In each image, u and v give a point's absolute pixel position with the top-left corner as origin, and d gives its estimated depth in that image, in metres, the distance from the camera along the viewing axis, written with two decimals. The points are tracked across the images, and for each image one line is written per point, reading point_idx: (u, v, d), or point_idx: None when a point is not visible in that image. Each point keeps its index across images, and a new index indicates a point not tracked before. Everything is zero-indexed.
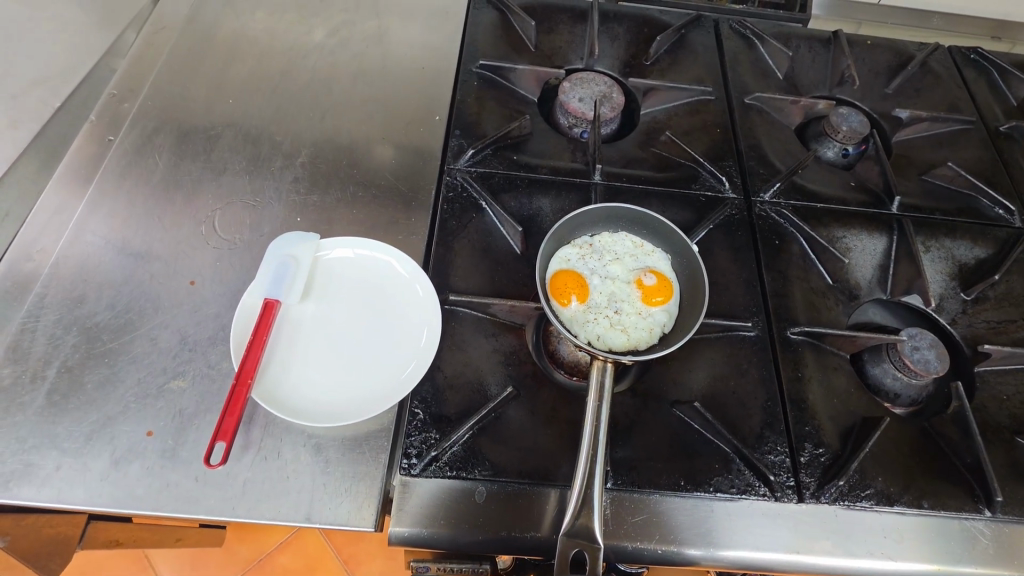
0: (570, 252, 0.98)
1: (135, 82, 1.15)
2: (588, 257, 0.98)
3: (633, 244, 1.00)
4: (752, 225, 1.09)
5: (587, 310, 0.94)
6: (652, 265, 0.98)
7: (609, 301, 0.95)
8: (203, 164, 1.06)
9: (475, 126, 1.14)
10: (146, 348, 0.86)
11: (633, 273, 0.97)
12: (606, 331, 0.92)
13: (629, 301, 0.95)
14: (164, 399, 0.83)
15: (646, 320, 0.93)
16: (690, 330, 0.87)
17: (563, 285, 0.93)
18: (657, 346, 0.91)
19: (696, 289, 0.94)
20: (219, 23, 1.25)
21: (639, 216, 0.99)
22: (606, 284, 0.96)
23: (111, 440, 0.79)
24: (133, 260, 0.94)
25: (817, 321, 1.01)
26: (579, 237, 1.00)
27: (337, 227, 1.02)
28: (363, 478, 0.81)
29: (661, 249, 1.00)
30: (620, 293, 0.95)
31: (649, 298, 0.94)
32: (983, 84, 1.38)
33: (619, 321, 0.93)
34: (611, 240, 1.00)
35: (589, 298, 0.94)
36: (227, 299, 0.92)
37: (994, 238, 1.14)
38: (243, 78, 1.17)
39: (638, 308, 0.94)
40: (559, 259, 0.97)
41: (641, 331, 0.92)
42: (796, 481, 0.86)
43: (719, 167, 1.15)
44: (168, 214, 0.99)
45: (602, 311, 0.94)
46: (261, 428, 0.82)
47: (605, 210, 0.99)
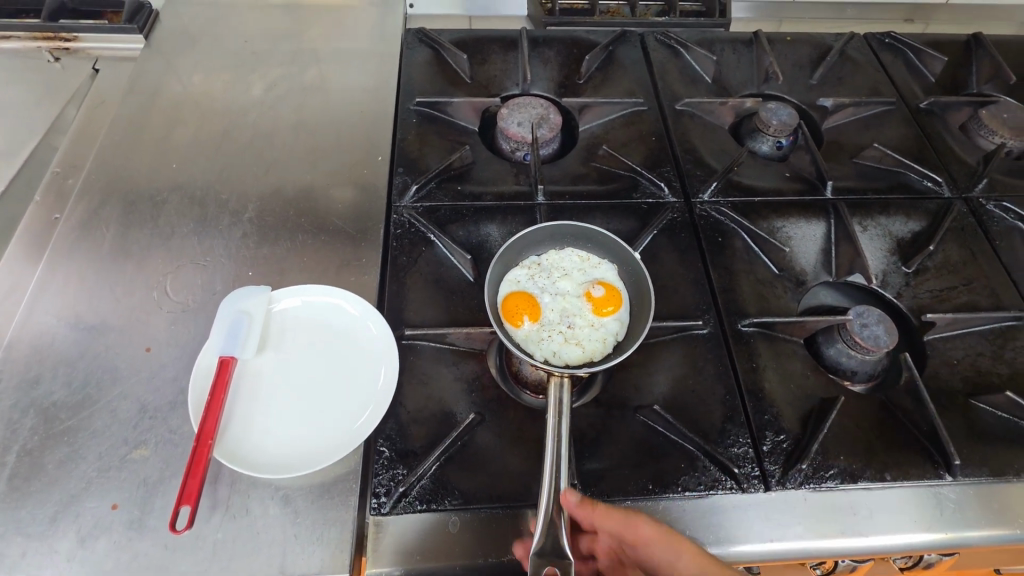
0: (518, 274, 1.01)
1: (80, 159, 1.17)
2: (537, 277, 1.01)
3: (579, 259, 1.03)
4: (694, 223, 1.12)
5: (541, 327, 0.96)
6: (600, 277, 1.01)
7: (562, 317, 0.97)
8: (151, 231, 1.07)
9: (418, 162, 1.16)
10: (107, 421, 0.86)
11: (583, 287, 0.99)
12: (562, 346, 0.94)
13: (581, 314, 0.97)
14: (127, 470, 0.83)
15: (599, 333, 0.96)
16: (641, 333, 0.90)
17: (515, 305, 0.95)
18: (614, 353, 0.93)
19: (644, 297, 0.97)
20: (158, 90, 1.27)
21: (581, 230, 1.03)
22: (557, 300, 0.99)
23: (76, 519, 0.79)
24: (88, 334, 0.94)
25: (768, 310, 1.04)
26: (528, 257, 1.03)
27: (290, 276, 1.03)
28: (335, 522, 0.82)
29: (606, 261, 1.03)
30: (571, 307, 0.98)
31: (600, 309, 0.97)
32: (901, 65, 1.44)
33: (573, 335, 0.95)
34: (558, 258, 1.03)
35: (542, 316, 0.97)
36: (184, 361, 0.92)
37: (926, 210, 1.18)
38: (187, 141, 1.19)
39: (591, 320, 0.97)
40: (508, 282, 1.00)
41: (595, 343, 0.94)
42: (761, 470, 0.88)
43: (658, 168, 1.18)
44: (119, 282, 1.00)
45: (557, 328, 0.96)
46: (227, 486, 0.82)
47: (548, 229, 1.02)
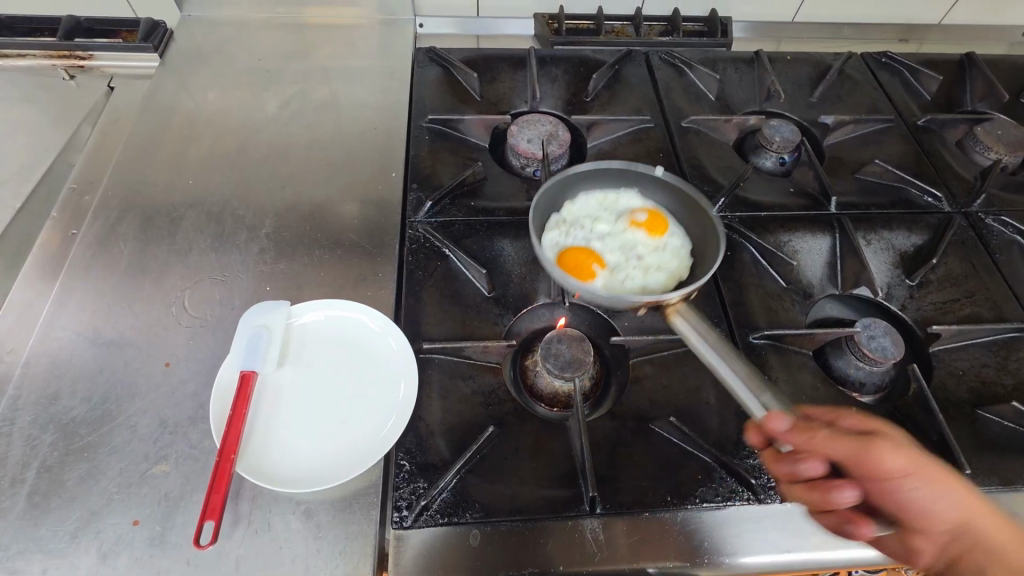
0: (557, 233, 1.02)
1: (96, 175, 1.18)
2: (573, 232, 1.02)
3: (598, 200, 1.07)
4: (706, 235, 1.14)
5: (614, 271, 0.99)
6: (627, 205, 1.06)
7: (630, 253, 1.01)
8: (168, 247, 1.08)
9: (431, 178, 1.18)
10: (127, 436, 0.87)
11: (623, 220, 1.03)
12: (647, 276, 0.99)
13: (637, 243, 1.02)
14: (148, 485, 0.83)
15: (665, 250, 1.02)
16: (715, 241, 0.97)
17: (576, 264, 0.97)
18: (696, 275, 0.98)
19: (684, 204, 1.05)
20: (172, 108, 1.29)
21: (593, 171, 1.06)
22: (614, 240, 1.02)
23: (97, 535, 0.79)
24: (107, 349, 0.95)
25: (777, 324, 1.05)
26: (549, 219, 1.03)
27: (307, 291, 1.05)
28: (356, 537, 0.82)
29: (621, 187, 1.08)
30: (625, 240, 1.02)
31: (654, 230, 1.02)
32: (898, 84, 1.47)
33: (651, 265, 1.00)
34: (580, 206, 1.05)
35: (607, 262, 1.00)
36: (203, 377, 0.93)
37: (927, 224, 1.21)
38: (202, 158, 1.21)
39: (657, 245, 1.02)
40: (552, 244, 1.01)
41: (670, 261, 1.01)
42: (776, 481, 0.89)
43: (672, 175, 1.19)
44: (138, 298, 1.01)
45: (630, 266, 0.99)
46: (249, 501, 0.83)
47: (561, 181, 1.04)
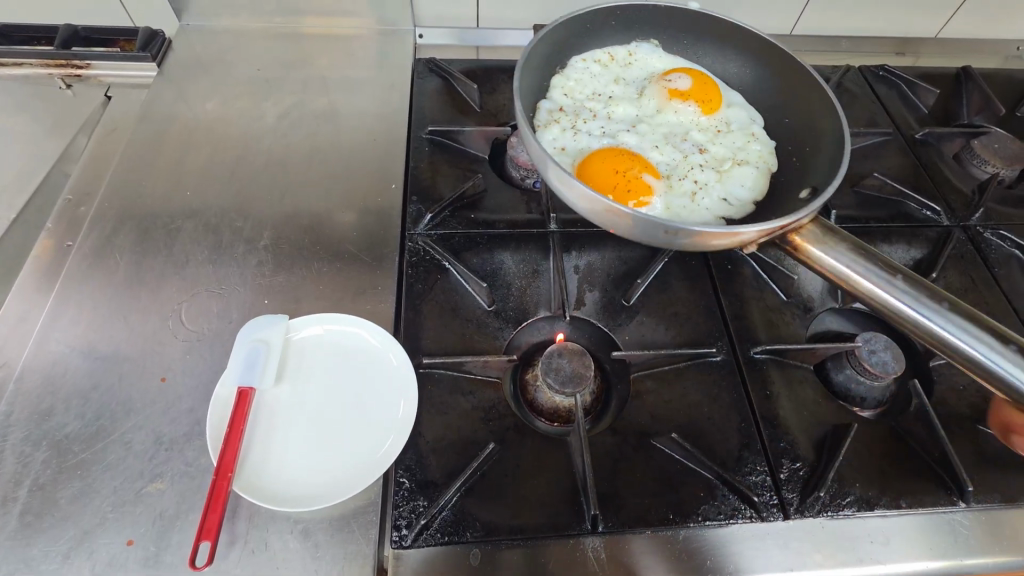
0: (575, 141, 1.01)
1: (92, 185, 1.17)
2: (581, 123, 1.03)
3: (601, 63, 1.08)
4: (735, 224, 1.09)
5: (671, 175, 1.01)
6: (644, 70, 1.10)
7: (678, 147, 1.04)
8: (165, 258, 1.06)
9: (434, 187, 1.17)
10: (121, 453, 0.85)
11: (659, 96, 1.05)
12: (722, 173, 1.00)
13: (672, 117, 1.06)
14: (143, 504, 0.82)
15: (721, 125, 1.05)
16: (834, 144, 0.87)
17: (611, 179, 0.92)
18: (812, 182, 0.89)
19: (716, 37, 1.06)
20: (170, 117, 1.28)
21: (587, 64, 1.07)
22: (656, 143, 1.04)
23: (90, 556, 0.78)
24: (101, 363, 0.93)
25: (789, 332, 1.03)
26: (551, 116, 1.01)
27: (306, 304, 1.04)
28: (354, 557, 0.81)
29: (632, 43, 1.10)
30: (672, 127, 1.06)
31: (695, 102, 1.04)
32: (895, 98, 1.48)
33: (710, 156, 1.03)
34: (592, 106, 1.05)
35: (659, 168, 1.01)
36: (200, 392, 0.92)
37: (926, 238, 1.21)
38: (200, 168, 1.20)
39: (703, 137, 1.05)
40: (570, 148, 1.00)
41: (739, 136, 1.04)
42: (779, 498, 0.89)
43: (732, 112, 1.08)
44: (133, 311, 1.00)
45: (692, 164, 1.02)
46: (245, 520, 0.82)
47: (561, 79, 1.04)
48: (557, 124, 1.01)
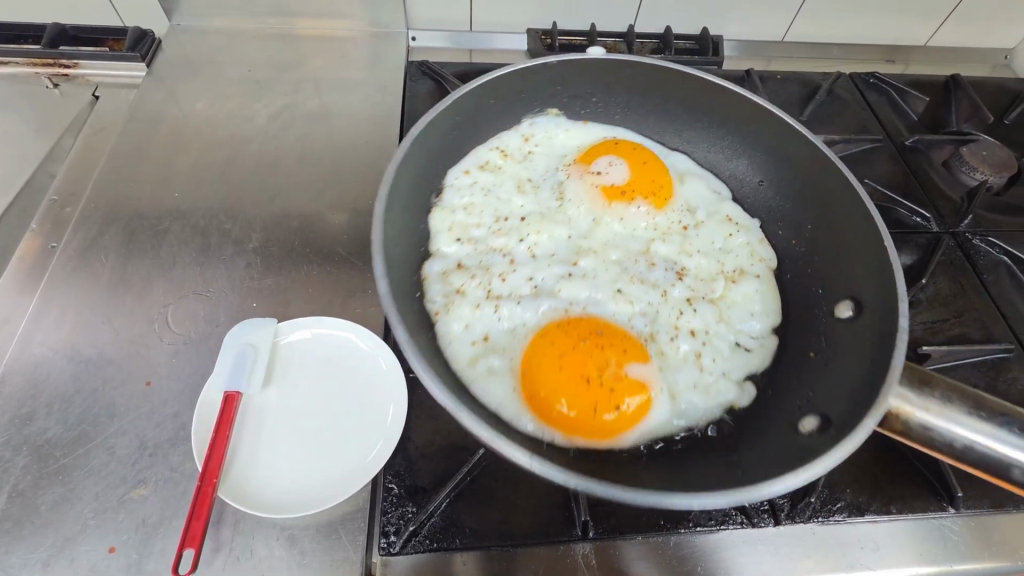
0: (506, 321, 0.92)
1: (78, 186, 1.15)
2: (494, 271, 0.98)
3: (489, 172, 1.10)
4: (784, 221, 1.07)
5: (675, 304, 0.99)
6: (546, 153, 1.15)
7: (648, 270, 1.02)
8: (151, 260, 1.05)
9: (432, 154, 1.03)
10: (104, 459, 0.84)
11: (590, 202, 1.06)
12: (718, 292, 1.01)
13: (618, 221, 1.06)
14: (125, 510, 0.80)
15: (685, 207, 1.09)
16: (870, 241, 0.90)
17: (589, 390, 0.81)
18: (850, 295, 0.91)
19: (628, 99, 1.16)
20: (158, 118, 1.26)
21: (475, 187, 1.09)
22: (615, 269, 1.01)
23: (71, 563, 0.76)
24: (85, 367, 0.92)
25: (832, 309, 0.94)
26: (457, 279, 0.96)
27: (295, 307, 1.02)
28: (342, 564, 0.80)
29: (525, 126, 1.15)
30: (631, 238, 1.06)
31: (639, 196, 1.06)
32: (885, 105, 1.49)
33: (693, 271, 1.03)
34: (502, 240, 1.03)
35: (635, 298, 0.98)
36: (185, 397, 0.90)
37: (915, 244, 1.22)
38: (188, 170, 1.18)
39: (672, 243, 1.05)
40: (501, 330, 0.91)
41: (720, 232, 1.07)
42: (770, 504, 0.87)
43: (710, 152, 1.15)
44: (118, 314, 0.98)
45: (679, 296, 0.99)
46: (231, 526, 0.80)
47: (444, 217, 1.03)
48: (474, 292, 0.95)
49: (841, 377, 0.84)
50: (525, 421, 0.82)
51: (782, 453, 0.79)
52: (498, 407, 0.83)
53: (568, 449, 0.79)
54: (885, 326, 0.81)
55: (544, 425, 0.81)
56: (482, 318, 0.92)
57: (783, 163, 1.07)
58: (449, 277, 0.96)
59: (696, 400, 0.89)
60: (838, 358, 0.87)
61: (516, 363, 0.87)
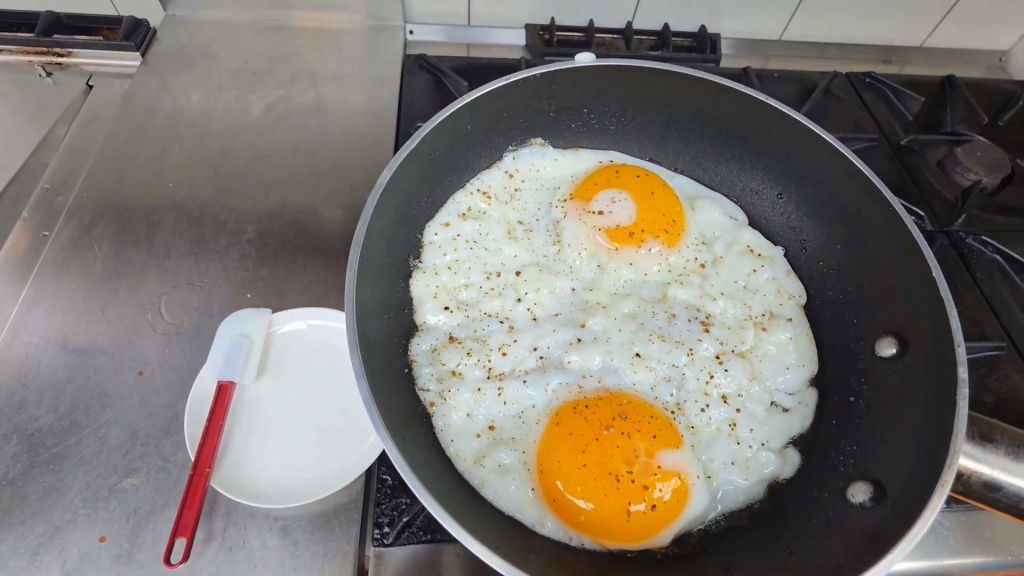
0: (512, 406, 0.91)
1: (70, 176, 1.14)
2: (489, 343, 0.96)
3: (472, 222, 1.08)
4: (809, 235, 1.06)
5: (700, 364, 0.97)
6: (532, 194, 1.12)
7: (668, 323, 1.00)
8: (145, 251, 1.04)
9: (428, 177, 1.03)
10: (95, 448, 0.83)
11: (592, 246, 1.04)
12: (748, 343, 0.99)
13: (628, 266, 1.04)
14: (116, 500, 0.80)
15: (699, 239, 1.08)
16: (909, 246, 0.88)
17: (619, 489, 0.81)
18: (895, 333, 0.89)
19: (615, 124, 1.15)
20: (153, 108, 1.26)
21: (457, 239, 1.06)
22: (630, 327, 0.99)
23: (60, 552, 0.76)
24: (76, 356, 0.91)
25: (872, 344, 0.92)
26: (450, 358, 0.94)
27: (289, 299, 1.02)
28: (335, 555, 0.79)
29: (506, 162, 1.13)
30: (645, 285, 1.04)
31: (647, 235, 1.03)
32: (881, 104, 1.49)
33: (719, 319, 1.01)
34: (496, 303, 1.01)
35: (653, 361, 0.96)
36: (177, 387, 0.90)
37: None
38: (183, 161, 1.18)
39: (691, 287, 1.03)
40: (506, 416, 0.90)
41: (744, 269, 1.06)
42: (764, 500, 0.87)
43: (720, 164, 1.13)
44: (111, 304, 0.97)
45: (706, 352, 0.97)
46: (223, 516, 0.80)
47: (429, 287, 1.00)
48: (473, 372, 0.93)
49: (895, 421, 0.83)
50: (550, 524, 0.82)
51: (832, 532, 0.77)
52: (515, 509, 0.83)
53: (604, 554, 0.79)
54: (941, 378, 0.78)
55: (571, 530, 0.81)
56: (484, 397, 0.91)
57: (797, 174, 1.05)
58: (440, 354, 0.94)
59: (735, 477, 0.88)
60: (882, 408, 0.86)
61: (532, 456, 0.86)
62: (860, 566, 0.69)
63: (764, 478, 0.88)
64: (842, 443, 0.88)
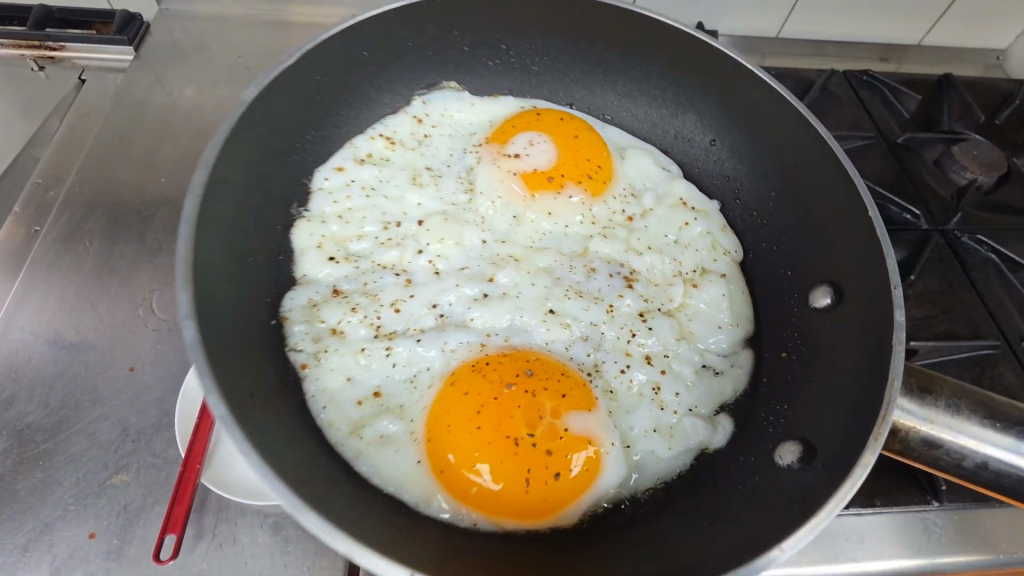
0: (401, 369, 0.88)
1: (62, 170, 1.13)
2: (379, 297, 0.94)
3: (371, 170, 1.06)
4: (743, 181, 1.09)
5: (614, 319, 0.96)
6: (440, 139, 1.13)
7: (587, 279, 0.99)
8: (137, 246, 1.04)
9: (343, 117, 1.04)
10: (85, 445, 0.83)
11: (506, 193, 1.05)
12: (676, 301, 0.99)
13: (547, 215, 1.04)
14: (106, 496, 0.79)
15: (628, 191, 1.09)
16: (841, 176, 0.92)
17: (518, 454, 0.78)
18: (832, 283, 0.90)
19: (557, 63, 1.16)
20: (147, 103, 1.25)
21: (352, 185, 1.04)
22: (546, 282, 0.97)
23: (50, 549, 0.75)
24: (67, 353, 0.91)
25: (807, 296, 0.94)
26: (330, 317, 0.91)
27: None
28: (327, 552, 0.79)
29: (418, 107, 1.14)
30: (566, 237, 1.04)
31: (584, 180, 1.05)
32: (878, 103, 1.49)
33: (645, 276, 1.01)
34: (393, 253, 0.99)
35: (566, 318, 0.94)
36: (169, 382, 0.89)
37: (905, 241, 1.22)
38: (177, 156, 1.17)
39: (616, 241, 1.04)
40: (395, 382, 0.87)
41: (673, 223, 1.06)
42: None
43: (650, 109, 1.16)
44: (102, 299, 0.97)
45: (628, 309, 0.97)
46: (214, 513, 0.80)
47: (309, 235, 0.98)
48: (358, 331, 0.91)
49: (825, 380, 0.84)
50: (438, 502, 0.78)
51: (767, 486, 0.77)
52: (400, 486, 0.78)
53: (501, 535, 0.75)
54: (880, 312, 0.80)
55: (463, 505, 0.77)
56: (369, 357, 0.88)
57: (728, 116, 1.09)
58: (319, 310, 0.91)
59: (656, 446, 0.86)
60: (818, 354, 0.88)
61: (421, 425, 0.83)
62: (790, 520, 0.67)
63: (692, 449, 0.86)
64: (773, 402, 0.88)
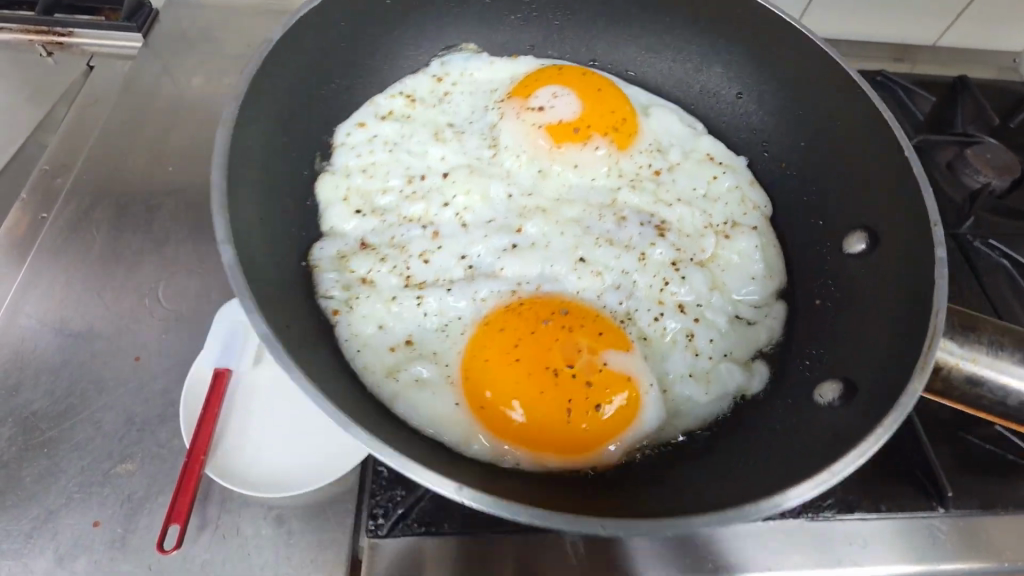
0: (433, 318, 0.88)
1: (69, 158, 1.13)
2: (407, 250, 0.94)
3: (397, 123, 1.07)
4: (770, 136, 1.08)
5: (646, 269, 0.95)
6: (460, 90, 1.12)
7: (617, 227, 0.98)
8: (144, 235, 1.03)
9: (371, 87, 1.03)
10: (91, 434, 0.83)
11: (530, 142, 1.03)
12: (708, 252, 0.98)
13: (572, 167, 1.03)
14: (111, 486, 0.80)
15: (653, 145, 1.07)
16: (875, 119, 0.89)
17: (559, 386, 0.78)
18: (863, 225, 0.89)
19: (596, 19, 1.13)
20: (154, 92, 1.24)
21: (374, 140, 1.05)
22: (575, 232, 0.97)
23: (54, 536, 0.76)
24: (73, 341, 0.91)
25: (839, 242, 0.92)
26: (357, 267, 0.92)
27: None
28: (329, 545, 0.79)
29: (437, 64, 1.13)
30: (592, 191, 1.02)
31: (621, 125, 1.04)
32: (889, 104, 1.46)
33: (676, 227, 1.00)
34: (419, 207, 0.99)
35: (603, 272, 0.94)
36: (174, 373, 0.89)
37: None
38: (185, 145, 1.16)
39: (645, 193, 1.02)
40: (425, 330, 0.87)
41: (704, 172, 1.05)
42: None
43: (675, 64, 1.15)
44: (108, 288, 0.96)
45: (660, 258, 0.96)
46: (217, 504, 0.80)
47: (332, 190, 0.98)
48: (387, 280, 0.91)
49: None
50: (479, 441, 0.78)
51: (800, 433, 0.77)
52: (436, 427, 0.79)
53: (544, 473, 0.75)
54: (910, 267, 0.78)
55: (502, 445, 0.77)
56: (401, 305, 0.89)
57: (764, 69, 1.06)
58: (349, 261, 0.92)
59: (691, 391, 0.86)
60: (849, 303, 0.87)
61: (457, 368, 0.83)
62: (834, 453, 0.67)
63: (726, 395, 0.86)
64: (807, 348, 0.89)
